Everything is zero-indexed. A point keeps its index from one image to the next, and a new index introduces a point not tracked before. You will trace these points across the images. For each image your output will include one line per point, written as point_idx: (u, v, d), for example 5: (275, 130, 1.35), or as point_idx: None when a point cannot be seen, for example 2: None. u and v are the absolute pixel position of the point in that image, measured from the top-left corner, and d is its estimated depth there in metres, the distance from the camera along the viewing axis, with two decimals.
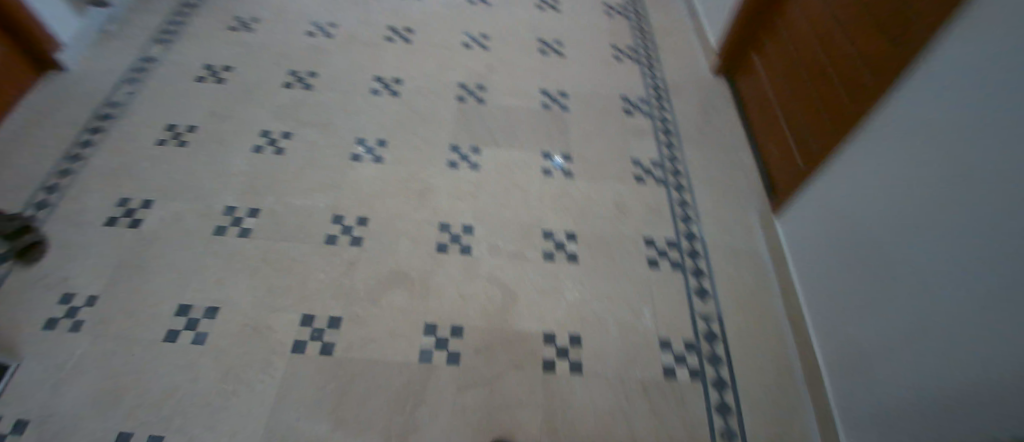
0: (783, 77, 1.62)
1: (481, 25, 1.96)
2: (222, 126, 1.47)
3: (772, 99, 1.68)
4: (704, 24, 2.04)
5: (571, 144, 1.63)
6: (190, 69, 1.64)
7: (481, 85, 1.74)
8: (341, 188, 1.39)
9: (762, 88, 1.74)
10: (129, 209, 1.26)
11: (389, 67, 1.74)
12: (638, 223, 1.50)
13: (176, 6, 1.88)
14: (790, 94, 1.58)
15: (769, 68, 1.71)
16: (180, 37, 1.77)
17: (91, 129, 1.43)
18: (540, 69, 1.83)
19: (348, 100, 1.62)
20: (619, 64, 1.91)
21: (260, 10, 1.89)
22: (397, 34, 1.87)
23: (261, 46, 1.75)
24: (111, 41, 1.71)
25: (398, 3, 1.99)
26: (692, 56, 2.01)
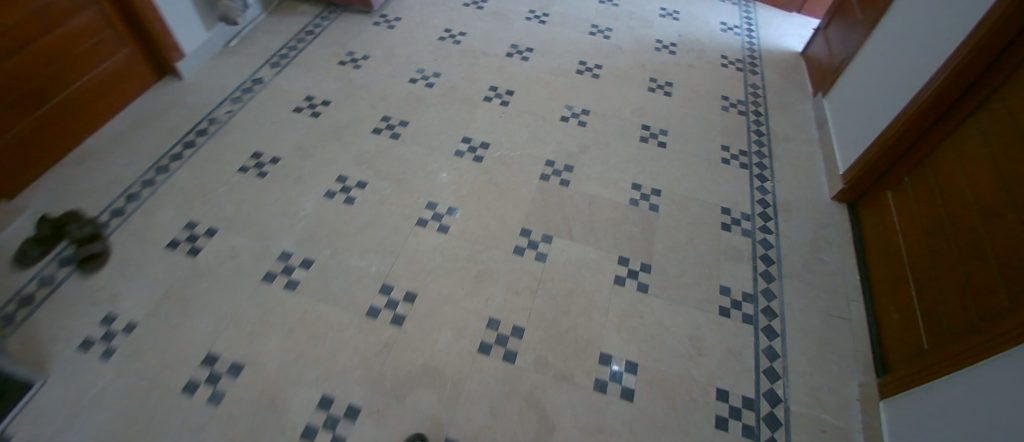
0: (918, 229, 1.33)
1: (583, 99, 1.87)
2: (303, 165, 1.53)
3: (899, 250, 1.38)
4: (834, 141, 1.78)
5: (654, 253, 1.43)
6: (293, 99, 1.72)
7: (569, 165, 1.62)
8: (398, 253, 1.35)
9: (889, 233, 1.45)
10: (193, 234, 1.36)
11: (480, 129, 1.70)
12: (713, 368, 1.25)
13: (300, 31, 1.98)
14: (924, 253, 1.29)
15: (903, 210, 1.41)
16: (289, 62, 1.86)
17: (185, 144, 1.57)
18: (633, 157, 1.68)
19: (429, 157, 1.59)
20: (724, 166, 1.70)
21: (373, 48, 1.95)
22: (496, 95, 1.83)
23: (363, 86, 1.80)
24: (232, 57, 1.84)
25: (505, 62, 1.98)
26: (813, 174, 1.75)
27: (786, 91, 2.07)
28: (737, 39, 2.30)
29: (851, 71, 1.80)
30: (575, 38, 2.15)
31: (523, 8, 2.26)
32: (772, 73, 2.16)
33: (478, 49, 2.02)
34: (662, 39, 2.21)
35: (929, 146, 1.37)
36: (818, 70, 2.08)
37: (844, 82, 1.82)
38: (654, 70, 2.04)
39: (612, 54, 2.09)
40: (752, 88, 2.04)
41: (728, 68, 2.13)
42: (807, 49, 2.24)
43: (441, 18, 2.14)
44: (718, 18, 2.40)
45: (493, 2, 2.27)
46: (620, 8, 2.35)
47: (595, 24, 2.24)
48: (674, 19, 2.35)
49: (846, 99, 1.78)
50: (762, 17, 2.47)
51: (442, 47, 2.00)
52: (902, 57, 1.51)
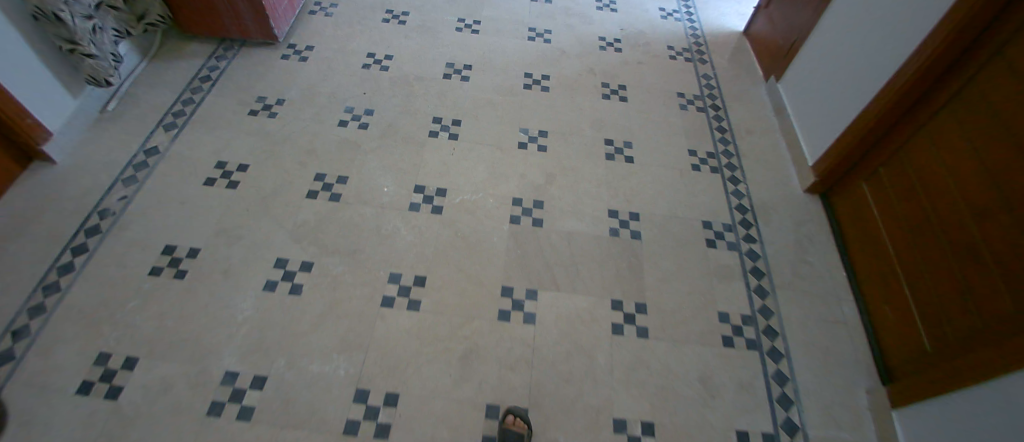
0: (901, 223, 1.32)
1: (537, 118, 1.71)
2: (230, 253, 1.27)
3: (884, 245, 1.37)
4: (796, 130, 1.76)
5: (647, 290, 1.33)
6: (201, 169, 1.43)
7: (538, 200, 1.48)
8: (367, 347, 1.15)
9: (871, 226, 1.43)
10: (108, 370, 1.09)
11: (432, 172, 1.51)
12: (729, 408, 1.17)
13: (191, 78, 1.66)
14: (911, 249, 1.28)
15: (881, 203, 1.40)
16: (187, 120, 1.55)
17: (75, 249, 1.25)
18: (603, 179, 1.57)
19: (381, 217, 1.38)
20: (696, 173, 1.64)
21: (288, 89, 1.67)
22: (442, 128, 1.63)
23: (285, 138, 1.53)
24: (113, 124, 1.51)
25: (444, 86, 1.77)
26: (781, 167, 1.72)
27: (737, 78, 2.03)
28: (679, 25, 2.21)
29: (802, 56, 1.78)
30: (514, 46, 1.97)
31: (451, 17, 2.04)
32: (721, 60, 2.10)
33: (411, 73, 1.79)
34: (605, 36, 2.08)
35: (904, 135, 1.35)
36: (765, 51, 2.05)
37: (798, 68, 1.80)
38: (604, 73, 1.91)
39: (557, 60, 1.94)
40: (704, 80, 1.98)
41: (677, 59, 2.05)
42: (748, 28, 2.20)
43: (361, 40, 1.88)
44: (656, 3, 2.30)
45: (415, 14, 2.02)
46: (554, 5, 2.19)
47: (532, 26, 2.06)
48: (611, 11, 2.22)
49: (803, 86, 1.76)
50: None
51: (370, 76, 1.76)
52: (862, 41, 1.48)
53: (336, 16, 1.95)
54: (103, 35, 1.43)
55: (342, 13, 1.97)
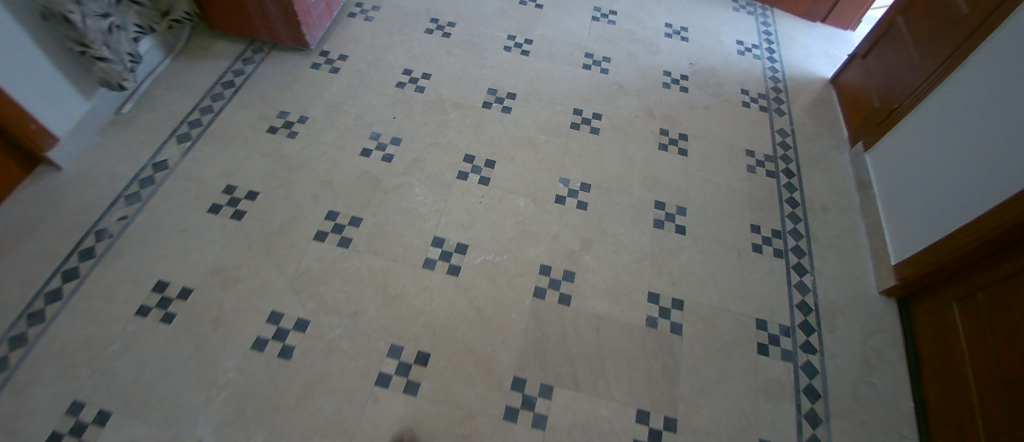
0: (995, 374, 1.10)
1: (580, 167, 1.51)
2: (224, 298, 1.17)
3: (973, 394, 1.15)
4: (881, 218, 1.51)
5: (679, 401, 1.16)
6: (209, 192, 1.33)
7: (568, 270, 1.30)
8: (352, 434, 1.03)
9: (958, 363, 1.21)
10: (79, 422, 1.00)
11: (455, 223, 1.35)
12: None
13: (214, 83, 1.56)
14: (1004, 412, 1.06)
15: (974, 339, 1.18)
16: (203, 131, 1.45)
17: (66, 273, 1.18)
18: (647, 252, 1.36)
19: (391, 274, 1.24)
20: (756, 255, 1.42)
21: (314, 106, 1.54)
22: (473, 169, 1.46)
23: (301, 164, 1.41)
24: (127, 129, 1.42)
25: (481, 116, 1.59)
26: (856, 260, 1.49)
27: (819, 137, 1.77)
28: (758, 62, 1.98)
29: (902, 129, 1.52)
30: (565, 74, 1.76)
31: (501, 33, 1.85)
32: (801, 113, 1.85)
33: (447, 97, 1.62)
34: (670, 70, 1.85)
35: (1011, 267, 1.11)
36: (854, 110, 1.78)
37: (893, 142, 1.54)
38: (665, 118, 1.69)
39: (613, 96, 1.73)
40: (780, 136, 1.72)
41: (750, 106, 1.79)
42: (837, 78, 1.93)
43: (399, 53, 1.72)
44: (733, 34, 2.06)
45: (462, 26, 1.84)
46: (617, 27, 1.97)
47: (588, 51, 1.86)
48: (682, 39, 1.99)
49: (896, 168, 1.50)
50: (783, 31, 2.15)
51: (403, 98, 1.60)
52: (978, 140, 1.23)
53: (377, 23, 1.80)
54: (120, 33, 1.34)
55: (384, 20, 1.81)
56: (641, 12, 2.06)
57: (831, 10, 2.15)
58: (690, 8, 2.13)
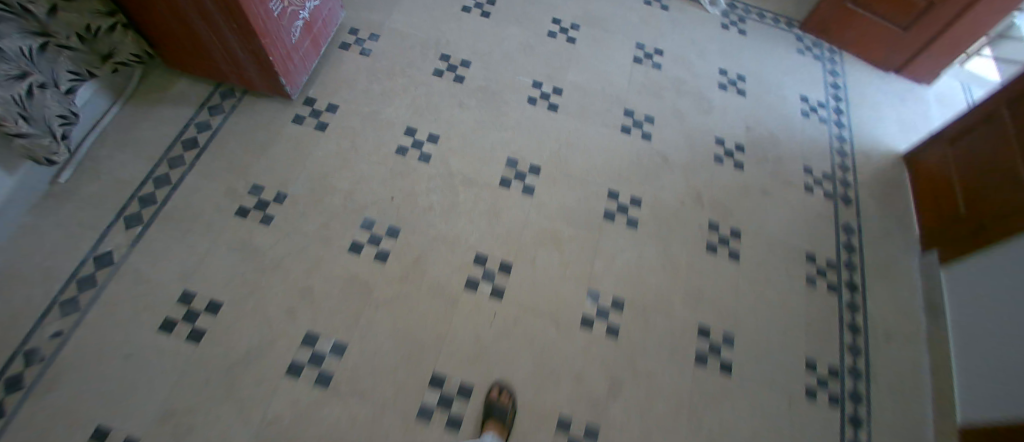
0: None
1: (613, 275, 1.28)
2: None
3: None
4: (953, 357, 1.31)
5: None
6: (161, 301, 1.08)
7: (591, 425, 1.10)
8: None
9: None
10: None
11: (460, 352, 1.12)
12: None
13: (172, 142, 1.27)
14: None
15: None
16: (156, 211, 1.18)
17: None
18: (683, 398, 1.17)
19: (380, 426, 1.03)
20: (809, 403, 1.23)
21: (294, 178, 1.26)
22: (485, 275, 1.22)
23: (275, 263, 1.15)
24: (64, 205, 1.16)
25: (497, 198, 1.33)
26: (916, 405, 1.29)
27: (887, 237, 1.56)
28: (824, 127, 1.70)
29: (988, 256, 1.31)
30: (599, 139, 1.47)
31: (525, 77, 1.55)
32: (869, 201, 1.61)
33: (458, 170, 1.34)
34: (723, 137, 1.58)
35: None
36: (931, 205, 1.55)
37: (978, 267, 1.33)
38: (714, 207, 1.44)
39: (657, 173, 1.46)
40: (843, 235, 1.52)
41: (814, 193, 1.56)
42: (915, 154, 1.68)
43: (401, 104, 1.42)
44: (798, 88, 1.76)
45: (477, 66, 1.54)
46: (663, 72, 1.66)
47: (628, 107, 1.56)
48: (738, 93, 1.69)
49: (975, 300, 1.30)
50: (854, 84, 1.86)
51: (403, 168, 1.32)
52: None
53: (375, 59, 1.49)
54: (48, 93, 1.03)
55: (384, 56, 1.51)
56: (691, 53, 1.73)
57: (910, 59, 1.86)
58: (749, 48, 1.81)
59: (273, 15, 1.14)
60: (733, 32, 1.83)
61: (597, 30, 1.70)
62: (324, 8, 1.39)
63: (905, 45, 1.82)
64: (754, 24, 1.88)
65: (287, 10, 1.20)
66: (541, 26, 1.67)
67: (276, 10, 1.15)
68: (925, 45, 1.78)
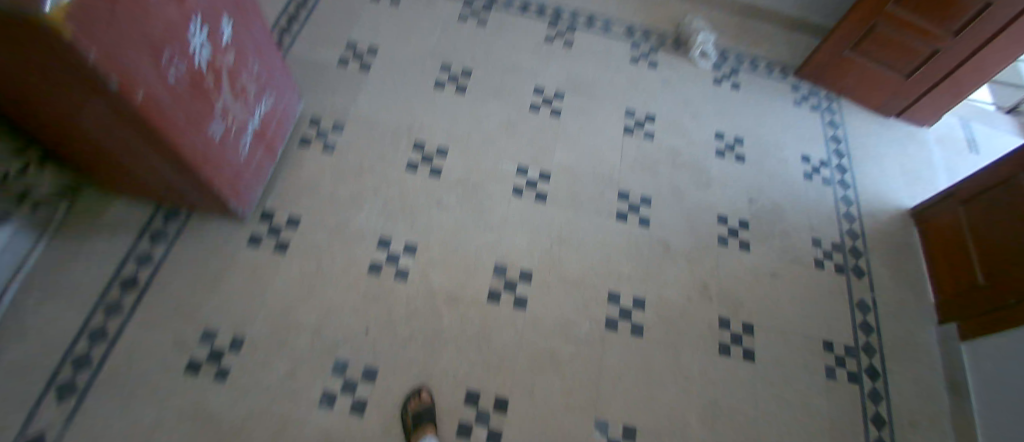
0: None
1: (620, 396, 1.16)
2: None
3: None
4: None
5: None
6: None
7: None
8: None
9: None
10: None
11: None
12: None
13: (107, 283, 1.12)
14: None
15: None
16: (94, 375, 1.03)
17: None
18: None
19: None
20: None
21: (252, 316, 1.12)
22: (478, 415, 1.08)
23: (236, 430, 1.00)
24: None
25: (487, 316, 1.19)
26: None
27: (902, 308, 1.45)
28: (829, 189, 1.61)
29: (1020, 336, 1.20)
30: (594, 231, 1.35)
31: (509, 163, 1.41)
32: (881, 269, 1.51)
33: (440, 287, 1.21)
34: (726, 214, 1.47)
35: None
36: (950, 271, 1.45)
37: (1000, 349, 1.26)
38: (723, 299, 1.32)
39: (660, 265, 1.33)
40: (859, 314, 1.40)
41: (825, 267, 1.45)
42: (925, 211, 1.59)
43: (373, 209, 1.27)
44: (798, 147, 1.68)
45: (455, 154, 1.39)
46: (656, 143, 1.54)
47: (623, 188, 1.43)
48: (737, 159, 1.58)
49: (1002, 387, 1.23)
50: (854, 134, 1.79)
51: (379, 292, 1.18)
52: None
53: (340, 156, 1.33)
54: None
55: (349, 151, 1.34)
56: (685, 116, 1.62)
57: (912, 104, 1.80)
58: (745, 105, 1.71)
59: (214, 140, 0.98)
60: (727, 88, 1.72)
61: (584, 99, 1.57)
62: (278, 105, 1.22)
63: (903, 90, 1.76)
64: (746, 75, 1.78)
65: (231, 128, 1.03)
66: (524, 99, 1.53)
67: (218, 133, 0.98)
68: (930, 90, 1.72)
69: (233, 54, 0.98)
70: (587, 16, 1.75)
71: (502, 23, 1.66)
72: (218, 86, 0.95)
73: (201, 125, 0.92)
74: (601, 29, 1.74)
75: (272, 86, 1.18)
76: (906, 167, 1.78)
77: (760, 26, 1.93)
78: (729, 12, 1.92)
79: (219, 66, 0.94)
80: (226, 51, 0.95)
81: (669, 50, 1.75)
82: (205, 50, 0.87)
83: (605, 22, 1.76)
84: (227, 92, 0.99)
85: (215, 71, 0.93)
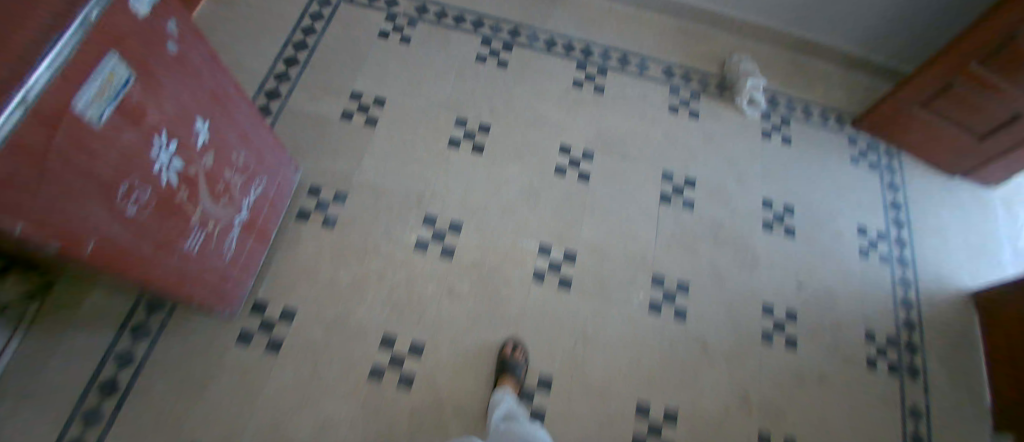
0: None
1: None
2: None
3: None
4: None
5: None
6: None
7: None
8: None
9: None
10: None
11: None
12: None
13: (86, 388, 1.00)
14: None
15: None
16: None
17: None
18: None
19: None
20: None
21: (241, 431, 1.00)
22: None
23: None
24: None
25: None
26: None
27: (959, 414, 1.31)
28: (887, 268, 1.45)
29: None
30: (622, 326, 1.21)
31: (529, 241, 1.25)
32: (938, 366, 1.35)
33: (450, 396, 1.08)
34: (772, 303, 1.31)
35: None
36: (1006, 375, 1.31)
37: None
38: (764, 410, 1.18)
39: (695, 370, 1.19)
40: (911, 423, 1.26)
41: (876, 368, 1.31)
42: (988, 298, 1.42)
43: (376, 299, 1.14)
44: (854, 216, 1.50)
45: (469, 230, 1.23)
46: (696, 215, 1.36)
47: (657, 271, 1.28)
48: (787, 233, 1.41)
49: None
50: (914, 200, 1.60)
51: (381, 402, 1.06)
52: None
53: (340, 233, 1.19)
54: None
55: (351, 226, 1.20)
56: (729, 179, 1.42)
57: (984, 164, 1.57)
58: (798, 164, 1.51)
59: (189, 254, 0.85)
60: (776, 142, 1.51)
61: (615, 159, 1.38)
62: (271, 186, 1.07)
63: (972, 154, 1.55)
64: (801, 125, 1.56)
65: (212, 233, 0.90)
66: (547, 159, 1.35)
67: (194, 246, 0.86)
68: (1003, 153, 1.50)
69: (213, 153, 0.84)
70: (621, 54, 1.54)
71: (525, 62, 1.47)
72: (195, 196, 0.82)
73: (173, 243, 0.80)
74: (636, 69, 1.52)
75: (265, 170, 1.03)
76: (969, 237, 1.58)
77: (815, 63, 1.69)
78: (782, 46, 1.68)
79: (195, 174, 0.81)
80: (205, 153, 0.82)
81: (712, 95, 1.53)
82: (173, 163, 0.75)
83: (641, 61, 1.54)
84: (208, 197, 0.86)
85: (190, 181, 0.80)
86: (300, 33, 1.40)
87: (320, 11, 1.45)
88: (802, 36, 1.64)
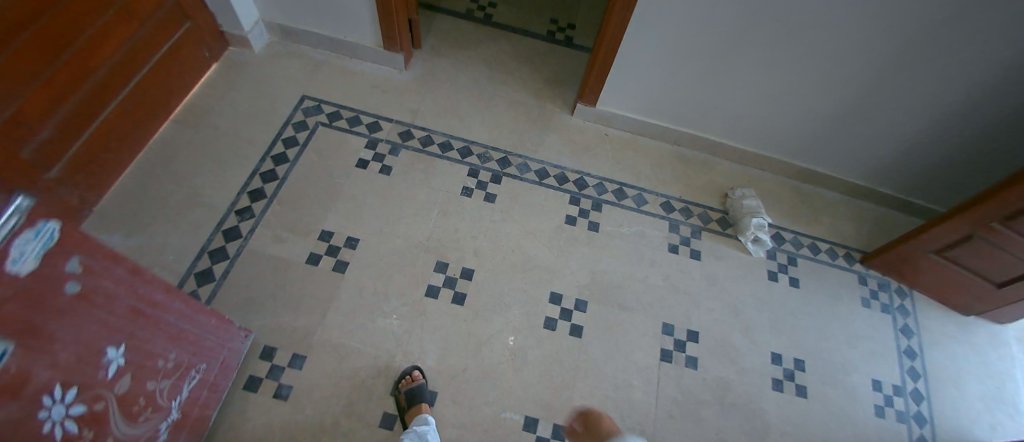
0: None
1: None
2: None
3: None
4: None
5: None
6: None
7: None
8: None
9: None
10: None
11: None
12: None
13: None
14: None
15: None
16: None
17: None
18: None
19: None
20: None
21: None
22: None
23: None
24: None
25: None
26: None
27: None
28: (903, 430, 1.29)
29: None
30: None
31: (514, 414, 1.09)
32: None
33: None
34: None
35: None
36: None
37: None
38: None
39: None
40: None
41: None
42: None
43: None
44: (868, 367, 1.37)
45: (446, 401, 1.08)
46: (701, 375, 1.23)
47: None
48: (800, 394, 1.27)
49: None
50: (927, 343, 1.47)
51: None
52: None
53: (296, 408, 1.03)
54: None
55: (310, 398, 1.04)
56: (735, 331, 1.31)
57: (1000, 309, 1.46)
58: (807, 310, 1.40)
59: None
60: (784, 284, 1.42)
61: (610, 309, 1.26)
62: (212, 368, 0.93)
63: (990, 298, 1.44)
64: (805, 263, 1.48)
65: None
66: (538, 310, 1.22)
67: None
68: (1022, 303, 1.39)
69: (129, 374, 0.71)
70: (617, 186, 1.48)
71: (514, 196, 1.38)
72: (102, 433, 0.67)
73: None
74: (632, 203, 1.45)
75: (204, 356, 0.90)
76: (1003, 388, 1.43)
77: (817, 194, 1.64)
78: (780, 174, 1.64)
79: (103, 408, 0.66)
80: (119, 379, 0.69)
81: (713, 232, 1.46)
82: (69, 414, 0.60)
83: (637, 193, 1.48)
84: (121, 423, 0.71)
85: (95, 420, 0.65)
86: (272, 161, 1.31)
87: (294, 136, 1.37)
88: (799, 166, 1.60)
